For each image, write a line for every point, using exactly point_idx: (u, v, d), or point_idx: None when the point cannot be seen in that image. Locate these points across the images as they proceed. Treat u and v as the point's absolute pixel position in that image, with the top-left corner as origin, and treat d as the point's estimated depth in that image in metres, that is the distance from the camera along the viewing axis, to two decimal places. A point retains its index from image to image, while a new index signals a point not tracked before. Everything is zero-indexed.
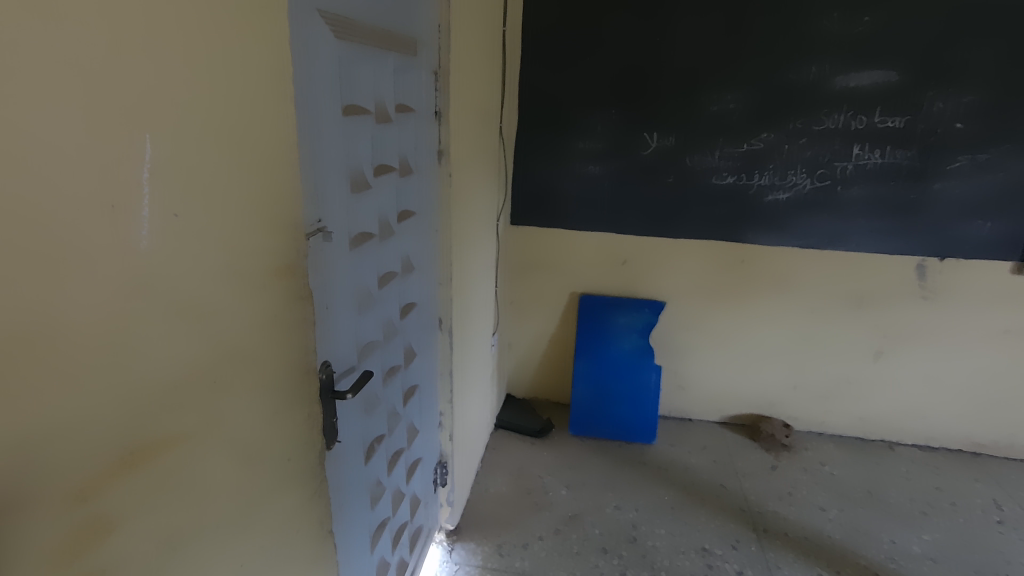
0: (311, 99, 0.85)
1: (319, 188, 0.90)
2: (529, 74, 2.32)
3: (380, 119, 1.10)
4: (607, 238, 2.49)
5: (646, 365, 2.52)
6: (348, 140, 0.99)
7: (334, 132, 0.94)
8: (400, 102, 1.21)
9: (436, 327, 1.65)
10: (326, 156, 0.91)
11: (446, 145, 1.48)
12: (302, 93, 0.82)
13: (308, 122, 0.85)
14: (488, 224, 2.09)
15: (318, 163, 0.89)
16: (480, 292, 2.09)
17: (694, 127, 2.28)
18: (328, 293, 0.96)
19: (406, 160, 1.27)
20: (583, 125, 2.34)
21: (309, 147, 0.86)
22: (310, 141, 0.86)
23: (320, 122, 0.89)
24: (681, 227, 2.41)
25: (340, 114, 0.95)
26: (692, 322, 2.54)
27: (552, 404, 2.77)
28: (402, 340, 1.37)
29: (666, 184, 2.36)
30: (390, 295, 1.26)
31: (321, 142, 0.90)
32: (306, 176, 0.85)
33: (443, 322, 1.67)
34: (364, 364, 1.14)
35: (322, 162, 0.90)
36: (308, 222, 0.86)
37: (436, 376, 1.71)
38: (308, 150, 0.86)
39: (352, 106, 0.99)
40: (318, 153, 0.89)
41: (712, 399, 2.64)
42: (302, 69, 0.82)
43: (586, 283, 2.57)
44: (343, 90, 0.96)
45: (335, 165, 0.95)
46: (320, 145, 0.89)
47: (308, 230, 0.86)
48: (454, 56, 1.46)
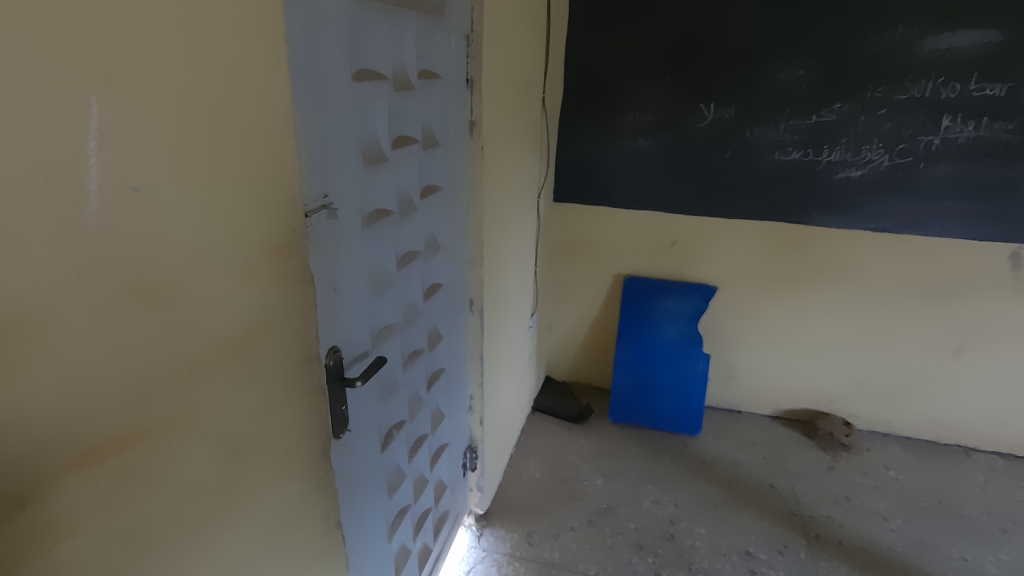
0: (314, 61, 0.77)
1: (325, 163, 0.83)
2: (577, 41, 2.17)
3: (400, 88, 1.02)
4: (655, 217, 2.34)
5: (694, 353, 2.37)
6: (363, 109, 0.92)
7: (343, 102, 0.86)
8: (425, 69, 1.12)
9: (466, 309, 1.58)
10: (334, 127, 0.84)
11: (479, 117, 1.39)
12: (302, 56, 0.75)
13: (310, 88, 0.78)
14: (526, 201, 1.99)
15: (324, 134, 0.82)
16: (517, 272, 2.00)
17: (757, 97, 2.08)
18: (336, 276, 0.90)
19: (432, 132, 1.19)
20: (633, 95, 2.18)
21: (312, 115, 0.79)
22: (314, 109, 0.79)
23: (327, 89, 0.82)
24: (737, 207, 2.23)
25: (351, 83, 0.87)
26: (745, 310, 2.37)
27: (592, 389, 2.68)
28: (425, 324, 1.30)
29: (723, 160, 2.18)
30: (412, 276, 1.20)
31: (328, 112, 0.82)
32: (308, 147, 0.78)
33: (473, 304, 1.60)
34: (379, 348, 1.09)
35: (328, 132, 0.83)
36: (309, 198, 0.79)
37: (466, 359, 1.65)
38: (312, 119, 0.79)
39: (365, 72, 0.91)
40: (324, 123, 0.82)
41: (765, 392, 2.47)
42: (302, 30, 0.74)
43: (631, 265, 2.44)
44: (353, 55, 0.88)
45: (345, 138, 0.88)
46: (327, 115, 0.82)
47: (309, 206, 0.79)
48: (488, 20, 1.35)
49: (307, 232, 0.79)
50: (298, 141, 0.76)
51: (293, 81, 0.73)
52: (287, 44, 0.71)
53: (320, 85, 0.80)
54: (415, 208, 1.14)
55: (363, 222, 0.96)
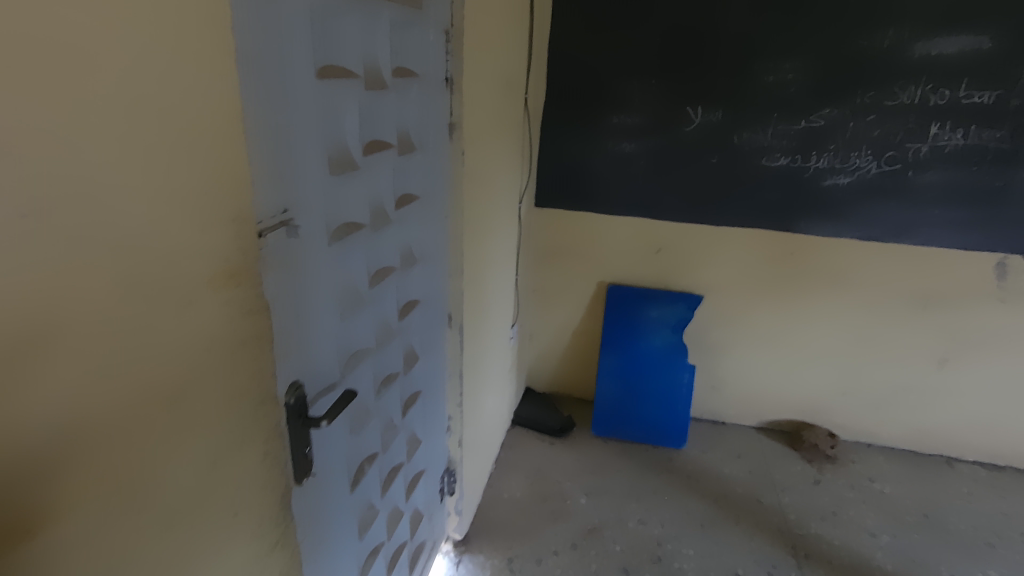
0: (271, 52, 0.66)
1: (286, 172, 0.72)
2: (560, 39, 2.08)
3: (375, 86, 0.91)
4: (640, 224, 2.26)
5: (679, 363, 2.31)
6: (331, 110, 0.80)
7: (307, 101, 0.74)
8: (401, 66, 1.01)
9: (444, 324, 1.48)
10: (296, 130, 0.72)
11: (459, 119, 1.29)
12: (254, 46, 0.63)
13: (266, 84, 0.66)
14: (508, 207, 1.89)
15: (284, 137, 0.70)
16: (498, 282, 1.90)
17: (745, 101, 2.01)
18: (299, 300, 0.78)
19: (409, 136, 1.08)
20: (619, 97, 2.10)
21: (269, 115, 0.67)
22: (272, 109, 0.67)
23: (288, 86, 0.70)
24: (724, 214, 2.17)
25: (318, 79, 0.75)
26: (731, 319, 2.31)
27: (574, 400, 2.60)
28: (401, 345, 1.19)
29: (710, 165, 2.11)
30: (387, 294, 1.08)
31: (288, 113, 0.71)
32: (263, 154, 0.66)
33: (452, 318, 1.49)
34: (350, 377, 0.97)
35: (288, 136, 0.71)
36: (265, 213, 0.68)
37: (445, 378, 1.55)
38: (269, 121, 0.67)
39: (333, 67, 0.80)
40: (284, 125, 0.70)
41: (750, 403, 2.42)
42: (254, 15, 0.62)
43: (615, 273, 2.36)
44: (320, 48, 0.76)
45: (310, 143, 0.76)
46: (287, 117, 0.71)
47: (265, 222, 0.68)
48: (469, 14, 1.25)
49: (260, 254, 0.67)
50: (249, 147, 0.64)
51: (242, 75, 0.61)
52: (234, 31, 0.59)
53: (277, 80, 0.68)
54: (389, 219, 1.03)
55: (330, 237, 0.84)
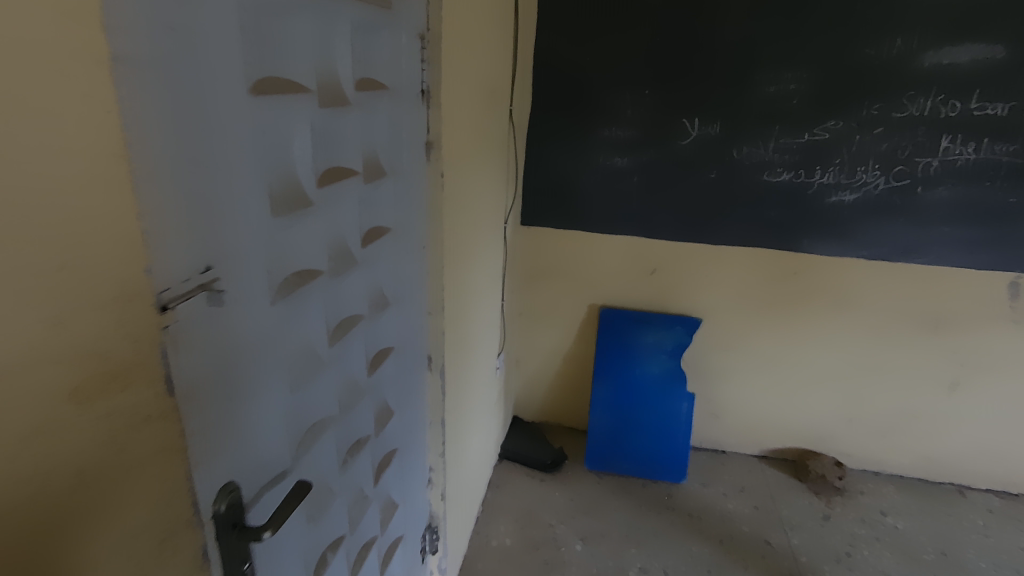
0: (177, 60, 0.48)
1: (206, 221, 0.54)
2: (546, 45, 1.92)
3: (334, 103, 0.73)
4: (634, 243, 2.11)
5: (677, 392, 2.16)
6: (272, 135, 0.62)
7: (236, 125, 0.57)
8: (366, 76, 0.83)
9: (423, 367, 1.30)
10: (219, 163, 0.55)
11: (437, 136, 1.11)
12: (148, 52, 0.45)
13: (171, 104, 0.48)
14: (493, 229, 1.72)
15: (201, 174, 0.53)
16: (484, 311, 1.73)
17: (745, 113, 1.88)
18: (230, 382, 0.60)
19: (377, 159, 0.90)
20: (610, 108, 1.95)
21: (176, 147, 0.49)
22: (181, 138, 0.50)
23: (206, 106, 0.52)
24: (723, 232, 2.02)
25: (251, 96, 0.58)
26: (731, 343, 2.17)
27: (565, 430, 2.43)
28: (371, 404, 1.01)
29: (708, 181, 1.97)
30: (354, 349, 0.90)
31: (208, 142, 0.53)
32: (165, 200, 0.49)
33: (432, 360, 1.32)
34: (306, 457, 0.79)
35: (207, 172, 0.53)
36: (169, 278, 0.50)
37: (425, 426, 1.37)
38: (175, 155, 0.49)
39: (278, 80, 0.62)
40: (201, 158, 0.52)
41: (752, 431, 2.27)
42: (147, 10, 0.44)
43: (608, 295, 2.20)
44: (259, 56, 0.59)
45: (242, 179, 0.58)
46: (206, 147, 0.53)
47: (167, 291, 0.50)
48: (448, 16, 1.08)
49: (161, 335, 0.49)
50: (142, 192, 0.46)
51: (127, 93, 0.43)
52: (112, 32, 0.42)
53: (189, 99, 0.50)
54: (355, 261, 0.85)
55: (273, 294, 0.66)
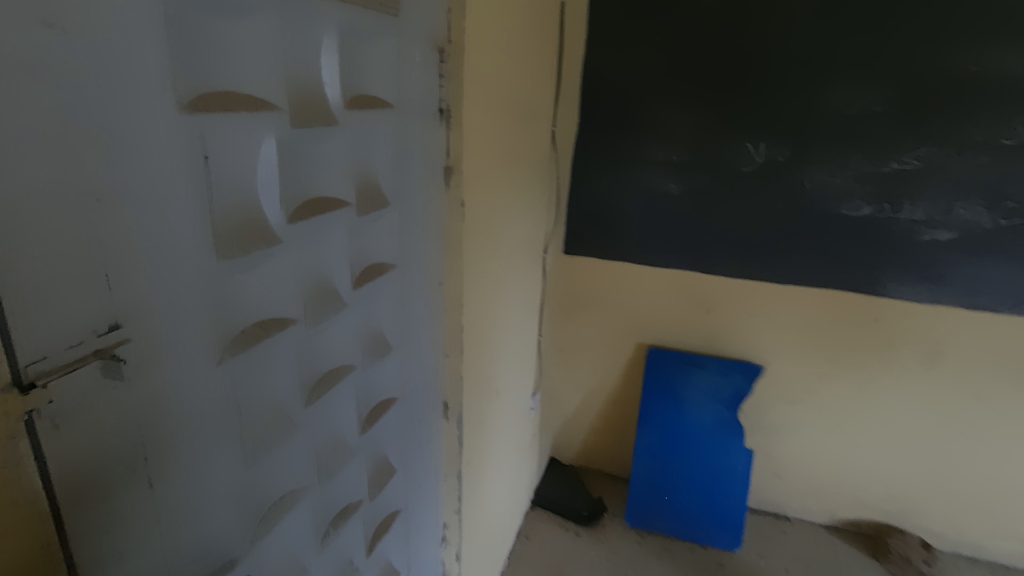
0: (59, 69, 0.38)
1: (106, 269, 0.43)
2: (595, 64, 1.79)
3: (310, 122, 0.62)
4: (687, 279, 1.91)
5: (733, 446, 1.93)
6: (220, 161, 0.51)
7: (161, 151, 0.45)
8: (361, 93, 0.72)
9: (438, 415, 1.17)
10: (132, 198, 0.44)
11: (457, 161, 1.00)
12: (6, 58, 0.35)
13: (44, 124, 0.37)
14: (528, 260, 1.58)
15: (100, 213, 0.42)
16: (515, 349, 1.59)
17: (819, 137, 1.66)
18: (142, 466, 0.49)
19: (377, 186, 0.79)
20: (664, 131, 1.78)
21: (56, 178, 0.39)
22: (66, 167, 0.39)
23: (109, 126, 0.41)
24: (791, 271, 1.79)
25: (184, 115, 0.47)
26: (798, 396, 1.91)
27: (605, 477, 2.23)
28: (365, 464, 0.88)
29: (774, 213, 1.75)
30: (341, 405, 0.78)
31: (113, 172, 0.42)
32: (35, 247, 0.38)
33: (448, 406, 1.18)
34: (268, 539, 0.67)
35: (115, 208, 0.43)
36: (41, 348, 0.39)
37: (439, 479, 1.23)
38: (54, 188, 0.39)
39: (230, 95, 0.51)
40: (101, 192, 0.42)
41: (820, 496, 2.00)
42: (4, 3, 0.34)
43: (656, 333, 2.01)
44: (201, 66, 0.48)
45: (173, 215, 0.48)
46: (111, 178, 0.42)
47: (37, 363, 0.39)
48: (473, 27, 0.97)
49: (22, 418, 0.39)
50: None
51: None
52: None
53: (80, 118, 0.39)
54: (343, 306, 0.73)
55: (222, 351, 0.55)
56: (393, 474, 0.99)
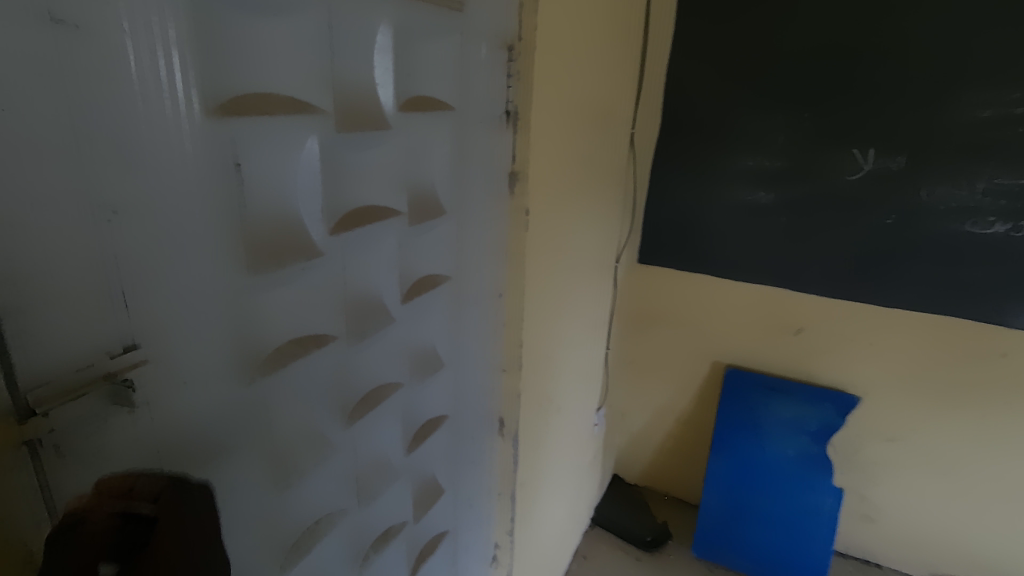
0: (70, 75, 0.35)
1: (119, 287, 0.40)
2: (681, 62, 1.66)
3: (355, 128, 0.58)
4: (774, 296, 1.74)
5: (821, 485, 1.74)
6: (252, 171, 0.47)
7: (182, 161, 0.42)
8: (417, 95, 0.67)
9: (492, 433, 1.11)
10: (148, 212, 0.41)
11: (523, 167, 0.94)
12: (7, 66, 0.32)
13: (49, 134, 0.35)
14: (597, 270, 1.49)
15: (114, 228, 0.39)
16: (579, 363, 1.50)
17: (942, 143, 1.45)
18: None
19: (430, 196, 0.74)
20: (755, 134, 1.63)
21: (62, 192, 0.36)
22: (73, 179, 0.36)
23: (124, 136, 0.38)
24: (898, 293, 1.58)
25: (210, 122, 0.43)
26: (900, 434, 1.69)
27: (672, 502, 2.09)
28: (410, 486, 0.84)
29: (881, 228, 1.55)
30: (385, 425, 0.74)
31: (128, 185, 0.39)
32: (38, 266, 0.36)
33: (502, 423, 1.12)
34: (299, 566, 0.63)
35: (129, 223, 0.40)
36: (45, 373, 0.37)
37: (491, 498, 1.17)
38: (58, 202, 0.36)
39: (262, 99, 0.47)
40: (113, 206, 0.39)
41: (920, 549, 1.76)
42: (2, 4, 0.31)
43: (735, 353, 1.85)
44: (227, 69, 0.44)
45: (197, 230, 0.44)
46: (125, 191, 0.39)
47: (37, 389, 0.37)
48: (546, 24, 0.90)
49: (22, 447, 0.36)
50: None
51: None
52: None
53: (92, 128, 0.36)
54: (388, 323, 0.69)
55: (252, 371, 0.52)
56: (441, 494, 0.94)
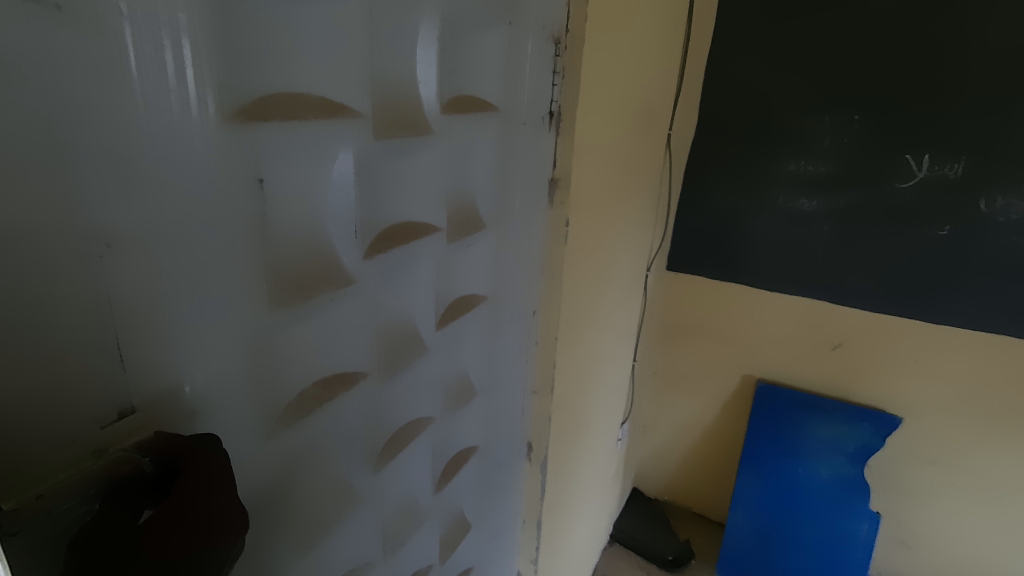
0: (44, 72, 0.26)
1: (116, 339, 0.32)
2: (722, 58, 1.56)
3: (395, 133, 0.50)
4: (814, 309, 1.64)
5: (856, 510, 1.66)
6: (277, 187, 0.39)
7: (196, 178, 0.34)
8: (461, 94, 0.59)
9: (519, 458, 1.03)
10: (153, 242, 0.33)
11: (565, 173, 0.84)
12: None
13: (19, 151, 0.26)
14: (630, 280, 1.40)
15: (108, 265, 0.31)
16: (607, 378, 1.42)
17: (1007, 150, 1.34)
18: None
19: (471, 208, 0.66)
20: (800, 137, 1.53)
21: (42, 223, 0.28)
22: (58, 206, 0.28)
23: (117, 151, 0.30)
24: (950, 310, 1.49)
25: (230, 130, 0.35)
26: (944, 459, 1.60)
27: (695, 519, 2.01)
28: (436, 526, 0.76)
29: (935, 239, 1.45)
30: (414, 465, 0.65)
31: (129, 210, 0.31)
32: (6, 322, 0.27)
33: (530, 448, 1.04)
34: None
35: (128, 257, 0.32)
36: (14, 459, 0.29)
37: (515, 526, 1.09)
38: (35, 237, 0.28)
39: (291, 100, 0.39)
40: (108, 237, 0.30)
41: None
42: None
43: (769, 368, 1.76)
44: (253, 64, 0.36)
45: (210, 261, 0.36)
46: (124, 217, 0.31)
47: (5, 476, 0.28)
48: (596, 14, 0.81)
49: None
50: None
51: None
52: None
53: (74, 141, 0.28)
54: (421, 348, 0.61)
55: (276, 419, 0.44)
56: (467, 529, 0.86)
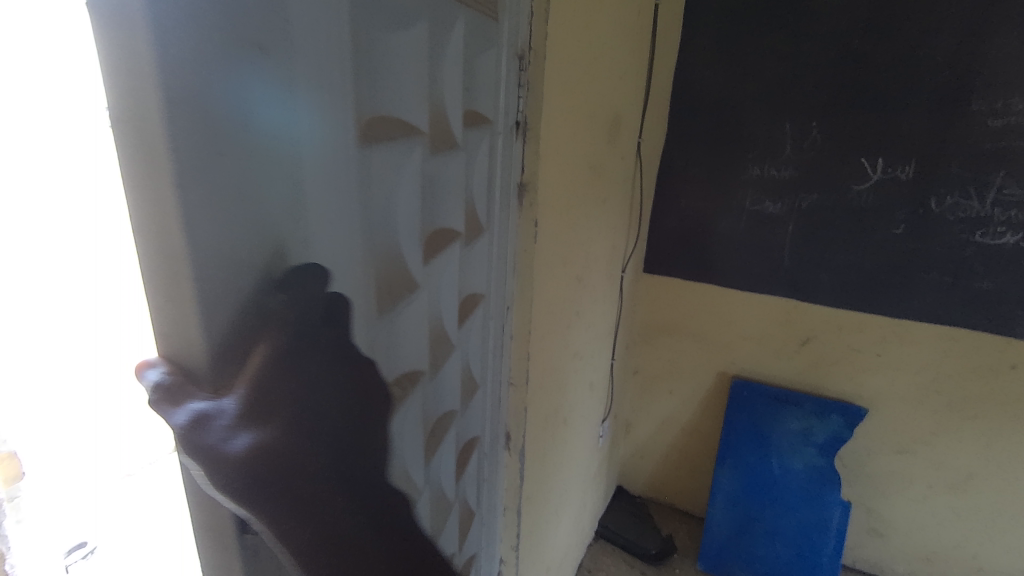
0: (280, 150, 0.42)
1: None
2: (687, 71, 1.65)
3: (439, 145, 0.67)
4: (783, 306, 1.72)
5: (829, 499, 1.72)
6: (380, 194, 0.57)
7: (347, 192, 0.51)
8: (471, 110, 0.75)
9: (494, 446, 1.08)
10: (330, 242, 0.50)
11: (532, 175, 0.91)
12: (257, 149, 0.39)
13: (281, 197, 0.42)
14: (603, 279, 1.47)
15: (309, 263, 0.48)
16: (585, 373, 1.47)
17: (953, 152, 1.43)
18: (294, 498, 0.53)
19: (473, 211, 0.81)
20: (764, 143, 1.62)
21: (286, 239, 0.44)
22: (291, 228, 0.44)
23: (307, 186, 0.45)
24: (909, 304, 1.57)
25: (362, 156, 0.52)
26: (909, 446, 1.68)
27: (676, 513, 2.07)
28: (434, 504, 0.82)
29: (891, 237, 1.54)
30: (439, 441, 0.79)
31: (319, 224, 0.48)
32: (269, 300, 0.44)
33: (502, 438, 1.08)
34: None
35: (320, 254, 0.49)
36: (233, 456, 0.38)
37: (496, 515, 1.14)
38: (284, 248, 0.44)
39: (385, 124, 0.56)
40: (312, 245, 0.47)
41: (930, 562, 1.74)
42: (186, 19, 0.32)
43: (742, 363, 1.83)
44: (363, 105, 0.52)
45: (352, 249, 0.53)
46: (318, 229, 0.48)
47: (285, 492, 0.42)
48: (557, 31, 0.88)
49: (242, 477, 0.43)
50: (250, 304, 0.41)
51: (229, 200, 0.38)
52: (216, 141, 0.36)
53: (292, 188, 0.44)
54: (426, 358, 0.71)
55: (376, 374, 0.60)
56: (454, 509, 0.91)
